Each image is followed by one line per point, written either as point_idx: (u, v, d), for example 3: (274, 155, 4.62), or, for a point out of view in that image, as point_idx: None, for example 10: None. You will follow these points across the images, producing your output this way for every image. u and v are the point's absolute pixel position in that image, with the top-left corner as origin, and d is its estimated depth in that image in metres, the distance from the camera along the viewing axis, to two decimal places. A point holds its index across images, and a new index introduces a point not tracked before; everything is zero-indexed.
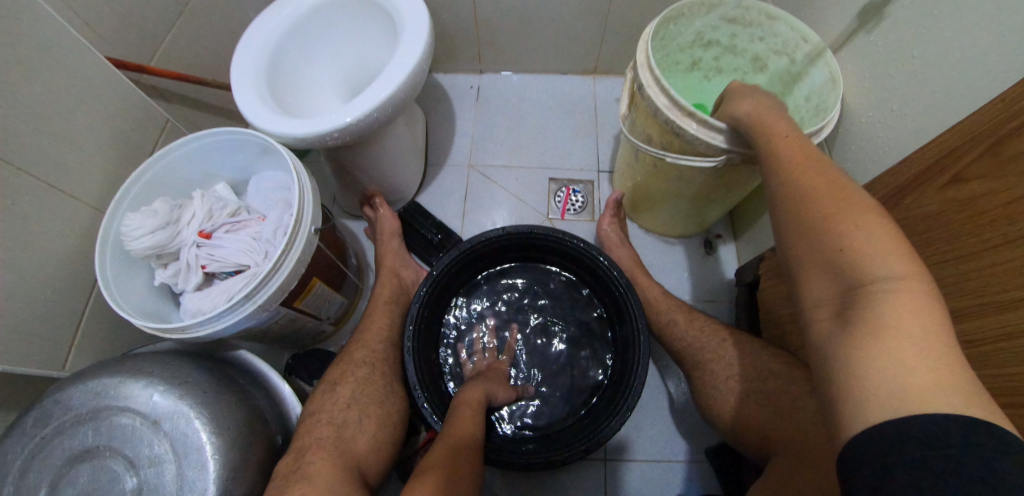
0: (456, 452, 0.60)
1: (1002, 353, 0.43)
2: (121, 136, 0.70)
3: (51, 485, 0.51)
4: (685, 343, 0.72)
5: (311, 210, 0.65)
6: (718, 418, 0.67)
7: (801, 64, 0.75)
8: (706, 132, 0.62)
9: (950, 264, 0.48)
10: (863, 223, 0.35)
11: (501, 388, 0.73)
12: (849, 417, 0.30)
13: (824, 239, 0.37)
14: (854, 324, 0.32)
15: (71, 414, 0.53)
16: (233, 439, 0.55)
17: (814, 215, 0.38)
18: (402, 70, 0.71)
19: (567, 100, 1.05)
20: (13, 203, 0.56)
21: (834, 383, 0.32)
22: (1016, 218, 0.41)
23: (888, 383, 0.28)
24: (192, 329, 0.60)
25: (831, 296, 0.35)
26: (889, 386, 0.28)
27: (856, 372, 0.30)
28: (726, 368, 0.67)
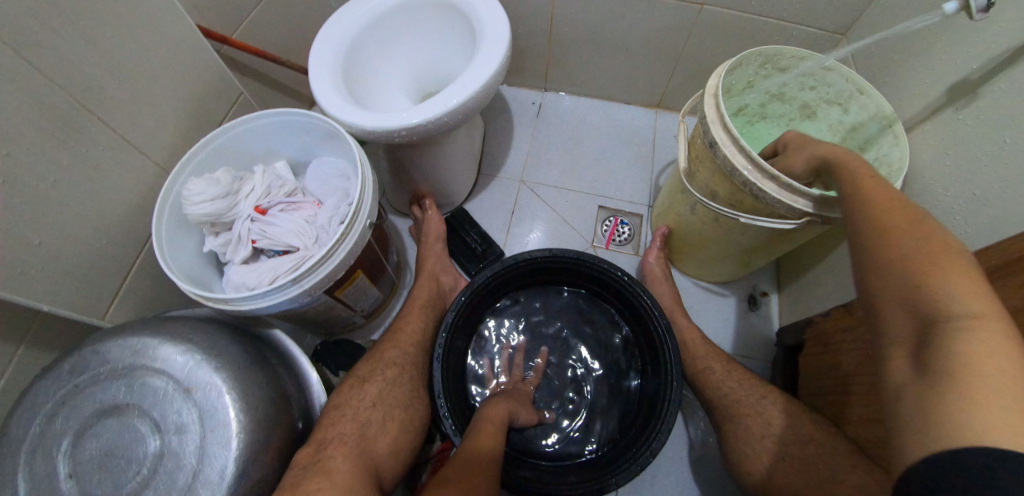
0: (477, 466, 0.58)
1: None
2: (197, 102, 0.72)
3: (76, 435, 0.51)
4: (719, 393, 0.69)
5: (369, 205, 0.65)
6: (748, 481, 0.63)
7: (874, 137, 0.72)
8: (788, 196, 0.62)
9: None
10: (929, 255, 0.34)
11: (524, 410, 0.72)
12: (921, 452, 0.28)
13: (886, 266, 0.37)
14: (930, 360, 0.31)
15: (107, 367, 0.53)
16: (259, 420, 0.54)
17: (896, 248, 0.36)
18: (478, 79, 0.72)
19: (626, 129, 1.04)
20: (86, 150, 0.57)
21: (906, 417, 0.30)
22: None
23: (970, 416, 0.27)
24: (235, 303, 0.60)
25: (905, 328, 0.34)
26: (969, 423, 0.27)
27: (931, 406, 0.29)
28: (759, 427, 0.64)
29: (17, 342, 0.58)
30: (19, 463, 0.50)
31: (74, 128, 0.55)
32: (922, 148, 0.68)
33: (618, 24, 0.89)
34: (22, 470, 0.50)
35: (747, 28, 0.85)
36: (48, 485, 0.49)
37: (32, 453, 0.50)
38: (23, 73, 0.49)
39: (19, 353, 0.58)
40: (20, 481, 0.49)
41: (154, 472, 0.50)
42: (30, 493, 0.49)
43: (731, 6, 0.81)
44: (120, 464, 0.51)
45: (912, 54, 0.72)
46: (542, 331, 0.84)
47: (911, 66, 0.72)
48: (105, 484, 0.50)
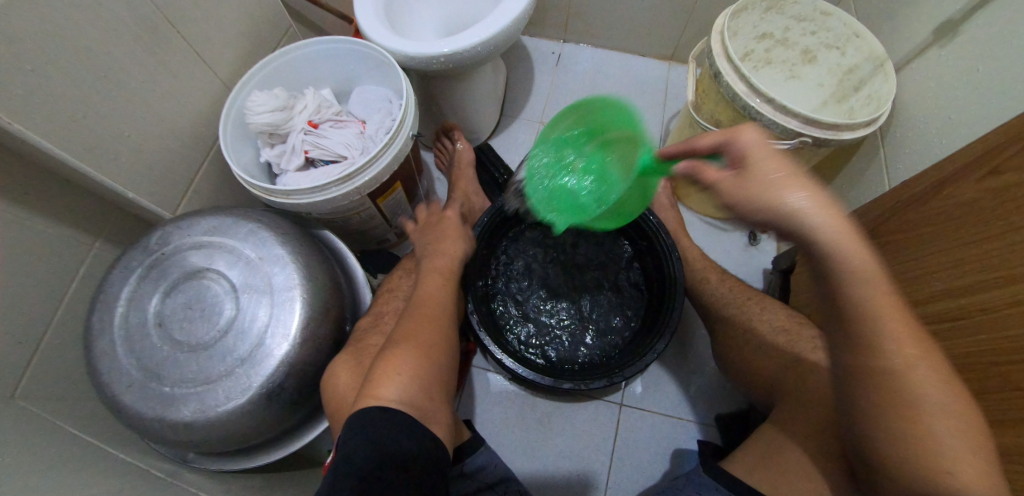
0: (428, 325, 0.61)
1: (1001, 317, 0.48)
2: (255, 30, 0.80)
3: (164, 293, 0.60)
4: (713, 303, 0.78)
5: (411, 119, 0.73)
6: (737, 373, 0.72)
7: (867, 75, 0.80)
8: (783, 117, 0.70)
9: (978, 243, 0.52)
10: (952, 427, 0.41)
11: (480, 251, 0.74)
12: None
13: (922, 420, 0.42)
14: None
15: (189, 239, 0.62)
16: (319, 293, 0.63)
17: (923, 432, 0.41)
18: (508, 15, 0.79)
19: (640, 79, 1.11)
20: (168, 59, 0.65)
21: None
22: None
23: None
24: (295, 198, 0.68)
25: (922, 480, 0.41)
26: None
27: None
28: (746, 324, 0.73)
29: (97, 233, 0.65)
30: (116, 314, 0.58)
31: (159, 38, 0.63)
32: (912, 84, 0.74)
33: None
34: (118, 318, 0.58)
35: None
36: (141, 331, 0.58)
37: (126, 305, 0.59)
38: None
39: (95, 246, 0.65)
40: (116, 329, 0.58)
41: (230, 326, 0.58)
42: (126, 336, 0.57)
43: None
44: (201, 318, 0.59)
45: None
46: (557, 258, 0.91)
47: (907, 11, 0.79)
48: (188, 334, 0.58)
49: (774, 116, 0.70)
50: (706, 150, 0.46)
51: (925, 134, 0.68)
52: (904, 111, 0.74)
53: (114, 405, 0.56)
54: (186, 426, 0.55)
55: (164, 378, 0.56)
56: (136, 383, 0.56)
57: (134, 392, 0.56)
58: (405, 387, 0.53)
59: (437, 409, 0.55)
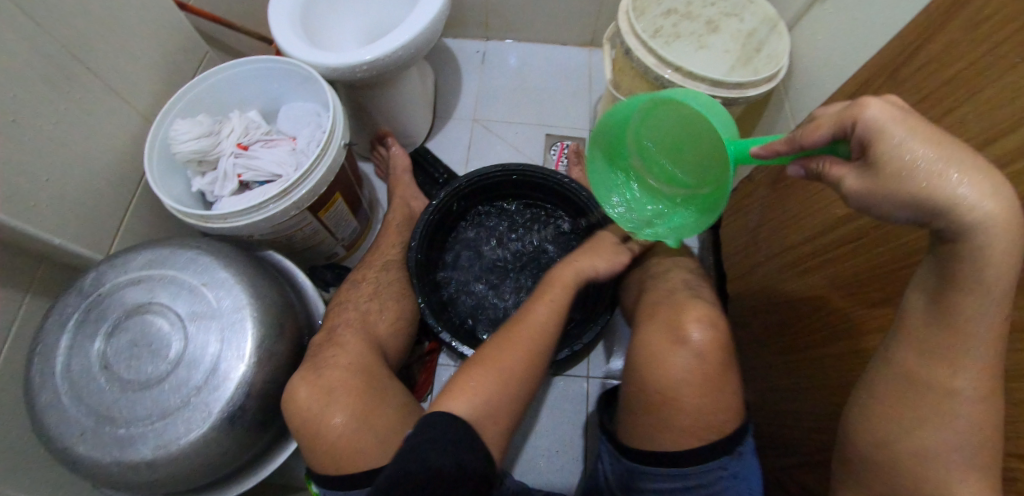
0: (515, 347, 0.59)
1: None
2: (170, 59, 0.78)
3: (106, 334, 0.58)
4: None
5: (341, 128, 0.74)
6: None
7: (764, 38, 0.87)
8: (691, 82, 0.74)
9: None
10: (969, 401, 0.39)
11: (607, 254, 0.71)
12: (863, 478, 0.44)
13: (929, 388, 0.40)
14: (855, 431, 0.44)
15: (126, 276, 0.60)
16: (270, 311, 0.63)
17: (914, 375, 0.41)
18: (425, 17, 0.81)
19: (564, 67, 1.16)
20: (80, 98, 0.64)
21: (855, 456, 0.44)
22: (915, 119, 0.51)
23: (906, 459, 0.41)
24: (232, 220, 0.68)
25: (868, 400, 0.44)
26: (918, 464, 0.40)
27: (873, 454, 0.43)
28: None
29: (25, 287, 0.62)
30: (57, 363, 0.56)
31: (67, 77, 0.62)
32: (800, 40, 0.82)
33: None
34: (59, 367, 0.56)
35: None
36: (86, 377, 0.56)
37: (67, 353, 0.57)
38: (21, 23, 0.55)
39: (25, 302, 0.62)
40: (59, 377, 0.56)
41: (181, 356, 0.57)
42: (71, 384, 0.56)
43: None
44: (148, 353, 0.57)
45: None
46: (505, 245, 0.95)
47: None
48: (138, 371, 0.57)
49: (686, 82, 0.74)
50: (822, 138, 0.38)
51: (816, 82, 0.75)
52: (799, 64, 0.81)
53: (66, 456, 0.54)
54: (148, 465, 0.54)
55: (117, 419, 0.55)
56: (88, 429, 0.54)
57: (87, 440, 0.54)
58: (473, 406, 0.53)
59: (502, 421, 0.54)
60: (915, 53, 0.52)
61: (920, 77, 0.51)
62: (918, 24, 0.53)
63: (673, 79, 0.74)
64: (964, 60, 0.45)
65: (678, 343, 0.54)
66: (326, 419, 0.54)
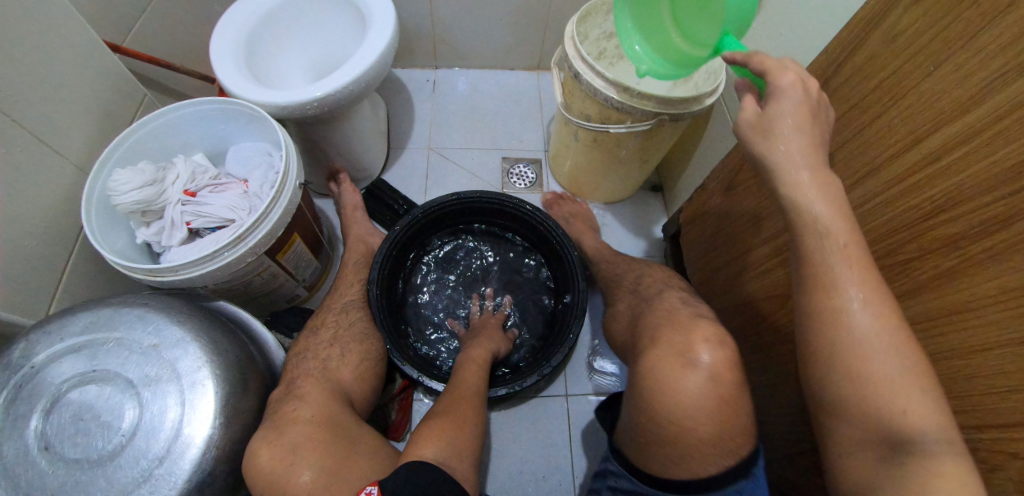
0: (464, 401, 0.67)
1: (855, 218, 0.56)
2: (106, 105, 0.74)
3: (45, 410, 0.53)
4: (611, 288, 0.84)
5: (296, 168, 0.73)
6: None
7: None
8: (640, 101, 0.78)
9: None
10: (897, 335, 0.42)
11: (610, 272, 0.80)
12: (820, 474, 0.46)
13: (864, 326, 0.42)
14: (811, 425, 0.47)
15: (63, 343, 0.55)
16: (231, 365, 0.60)
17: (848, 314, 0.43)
18: (376, 51, 0.81)
19: (515, 91, 1.19)
20: (10, 152, 0.59)
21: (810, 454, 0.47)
22: (850, 121, 0.56)
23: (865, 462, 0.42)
24: (183, 272, 0.64)
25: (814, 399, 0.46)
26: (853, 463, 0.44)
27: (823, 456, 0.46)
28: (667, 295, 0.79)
29: None
30: None
31: None
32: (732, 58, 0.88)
33: None
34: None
35: None
36: (25, 462, 0.50)
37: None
38: None
39: None
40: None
41: (137, 425, 0.53)
42: (6, 473, 0.50)
43: None
44: (99, 427, 0.53)
45: None
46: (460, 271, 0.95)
47: None
48: (87, 449, 0.52)
49: (634, 101, 0.78)
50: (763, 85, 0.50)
51: None
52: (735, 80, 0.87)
53: None
54: None
55: None
56: None
57: None
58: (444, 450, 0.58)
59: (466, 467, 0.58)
60: (840, 67, 0.58)
61: (849, 88, 0.56)
62: (839, 41, 0.58)
63: (619, 100, 0.78)
64: (880, 76, 0.52)
65: (689, 366, 0.51)
66: (293, 478, 0.51)
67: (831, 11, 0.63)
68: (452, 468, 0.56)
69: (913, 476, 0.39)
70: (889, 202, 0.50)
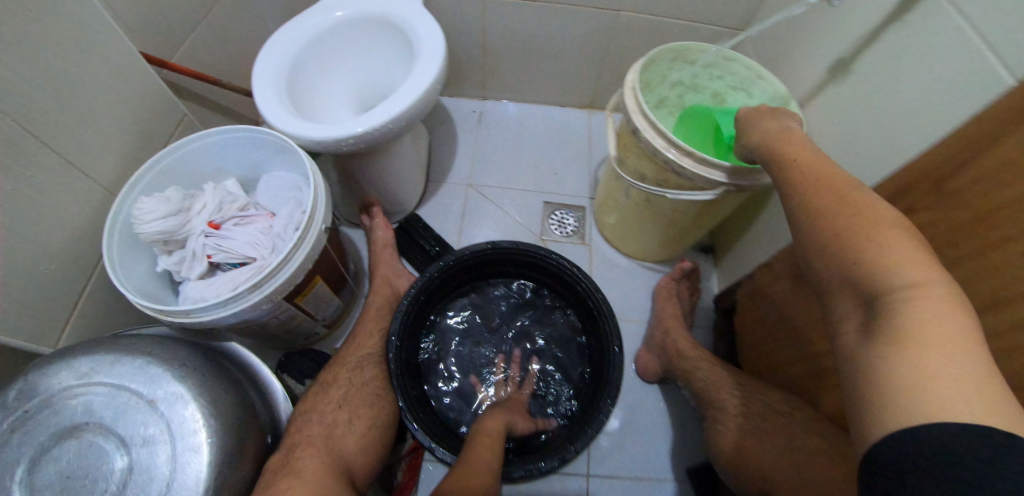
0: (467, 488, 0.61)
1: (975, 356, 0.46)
2: (143, 125, 0.72)
3: (31, 462, 0.49)
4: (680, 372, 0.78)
5: (323, 210, 0.68)
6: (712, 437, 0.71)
7: None
8: (704, 168, 0.70)
9: None
10: (867, 219, 0.38)
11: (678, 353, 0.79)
12: None
13: (836, 218, 0.40)
14: None
15: (60, 388, 0.52)
16: (230, 426, 0.55)
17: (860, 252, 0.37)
18: (420, 87, 0.76)
19: (563, 130, 1.12)
20: (34, 176, 0.56)
21: None
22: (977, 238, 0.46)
23: None
24: (195, 315, 0.61)
25: None
26: None
27: None
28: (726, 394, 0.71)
29: None
30: None
31: (21, 155, 0.55)
32: (810, 123, 0.78)
33: (545, 31, 0.97)
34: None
35: (660, 29, 0.94)
36: None
37: None
38: None
39: None
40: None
41: (123, 488, 0.49)
42: None
43: (643, 12, 0.90)
44: (84, 486, 0.49)
45: (795, 44, 0.83)
46: (487, 324, 0.89)
47: (795, 57, 0.83)
48: None
49: (696, 168, 0.69)
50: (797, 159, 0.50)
51: None
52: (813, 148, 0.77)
53: None
54: None
55: None
56: None
57: None
58: None
59: None
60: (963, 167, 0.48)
61: (974, 195, 0.46)
62: (962, 134, 0.48)
63: (680, 164, 0.70)
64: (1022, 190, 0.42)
65: None
66: None
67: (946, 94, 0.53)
68: None
69: (908, 365, 0.30)
70: None
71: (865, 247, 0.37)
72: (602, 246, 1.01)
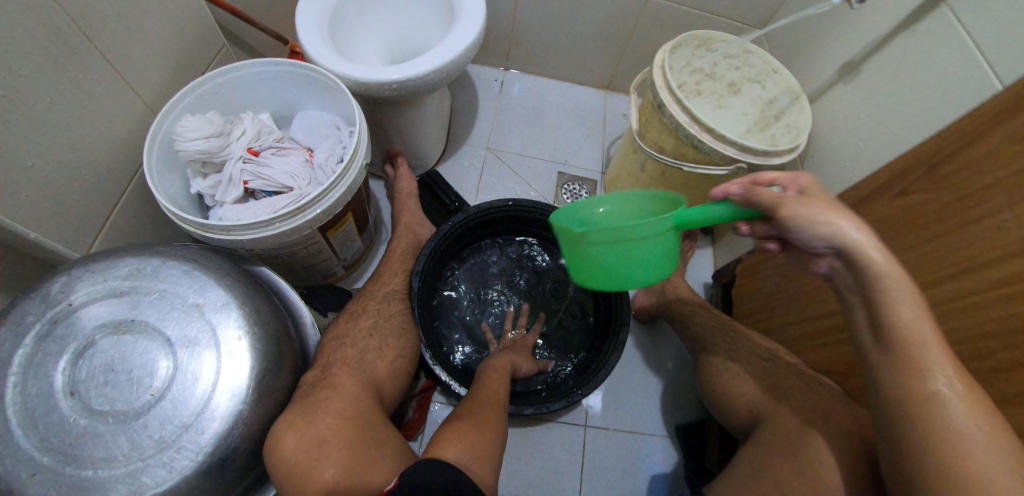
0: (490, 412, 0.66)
1: (951, 312, 0.53)
2: (184, 47, 0.72)
3: (75, 353, 0.48)
4: (688, 328, 0.84)
5: (364, 146, 0.71)
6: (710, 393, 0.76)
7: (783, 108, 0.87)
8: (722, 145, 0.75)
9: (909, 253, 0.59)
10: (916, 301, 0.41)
11: (682, 316, 0.86)
12: None
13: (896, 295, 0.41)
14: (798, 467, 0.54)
15: (105, 286, 0.50)
16: (271, 338, 0.56)
17: (919, 337, 0.41)
18: (461, 42, 0.79)
19: (580, 107, 1.16)
20: (83, 79, 0.57)
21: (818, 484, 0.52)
22: (949, 216, 0.53)
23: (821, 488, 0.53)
24: (236, 233, 0.62)
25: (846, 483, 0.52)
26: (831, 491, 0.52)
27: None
28: (725, 349, 0.76)
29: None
30: (6, 385, 0.45)
31: (73, 55, 0.55)
32: (818, 115, 0.85)
33: (576, 8, 1.00)
34: (13, 389, 0.45)
35: (684, 18, 0.99)
36: (45, 405, 0.46)
37: (23, 372, 0.46)
38: None
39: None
40: (12, 401, 0.45)
41: (169, 386, 0.49)
42: (24, 414, 0.45)
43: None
44: (128, 381, 0.48)
45: (812, 43, 0.89)
46: (500, 278, 0.93)
47: (810, 55, 0.90)
48: (113, 401, 0.47)
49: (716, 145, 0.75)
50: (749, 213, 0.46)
51: (835, 159, 0.78)
52: (818, 138, 0.84)
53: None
54: None
55: (83, 459, 0.45)
56: (44, 469, 0.44)
57: (41, 482, 0.44)
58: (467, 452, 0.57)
59: (484, 470, 0.57)
60: (950, 155, 0.54)
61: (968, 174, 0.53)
62: (962, 122, 0.55)
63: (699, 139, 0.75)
64: (1008, 169, 0.47)
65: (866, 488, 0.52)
66: (314, 473, 0.48)
67: (955, 90, 0.60)
68: (475, 469, 0.56)
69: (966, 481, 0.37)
70: (997, 303, 0.47)
71: (981, 477, 0.36)
72: None
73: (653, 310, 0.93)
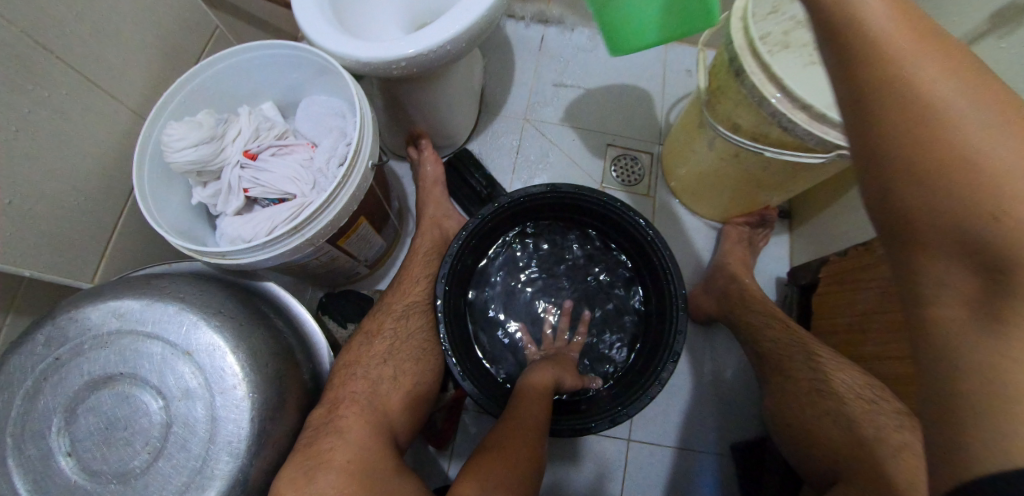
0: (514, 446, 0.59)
1: None
2: (167, 36, 0.64)
3: (67, 412, 0.46)
4: (756, 344, 0.71)
5: (368, 143, 0.61)
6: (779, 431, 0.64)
7: None
8: (820, 127, 0.57)
9: None
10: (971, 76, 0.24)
11: (750, 329, 0.72)
12: None
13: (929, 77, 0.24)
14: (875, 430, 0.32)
15: (90, 334, 0.47)
16: (271, 380, 0.50)
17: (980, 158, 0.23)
18: (483, 1, 0.63)
19: (635, 62, 0.97)
20: (51, 95, 0.50)
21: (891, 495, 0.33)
22: None
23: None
24: (233, 257, 0.56)
25: None
26: None
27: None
28: (804, 380, 0.64)
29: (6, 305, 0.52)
30: (6, 447, 0.44)
31: (31, 70, 0.48)
32: None
33: None
34: (13, 450, 0.45)
35: None
36: (45, 467, 0.45)
37: (20, 433, 0.45)
38: None
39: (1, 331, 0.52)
40: (14, 463, 0.44)
41: (163, 442, 0.46)
42: (27, 476, 0.44)
43: None
44: (123, 439, 0.46)
45: None
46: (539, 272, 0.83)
47: None
48: (110, 460, 0.45)
49: (816, 126, 0.57)
50: None
51: None
52: None
53: None
54: None
55: None
56: None
57: None
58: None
59: None
60: None
61: None
62: None
63: (790, 119, 0.57)
64: None
65: None
66: None
67: None
68: None
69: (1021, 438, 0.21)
70: None
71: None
72: (667, 201, 0.91)
73: (714, 313, 0.80)
